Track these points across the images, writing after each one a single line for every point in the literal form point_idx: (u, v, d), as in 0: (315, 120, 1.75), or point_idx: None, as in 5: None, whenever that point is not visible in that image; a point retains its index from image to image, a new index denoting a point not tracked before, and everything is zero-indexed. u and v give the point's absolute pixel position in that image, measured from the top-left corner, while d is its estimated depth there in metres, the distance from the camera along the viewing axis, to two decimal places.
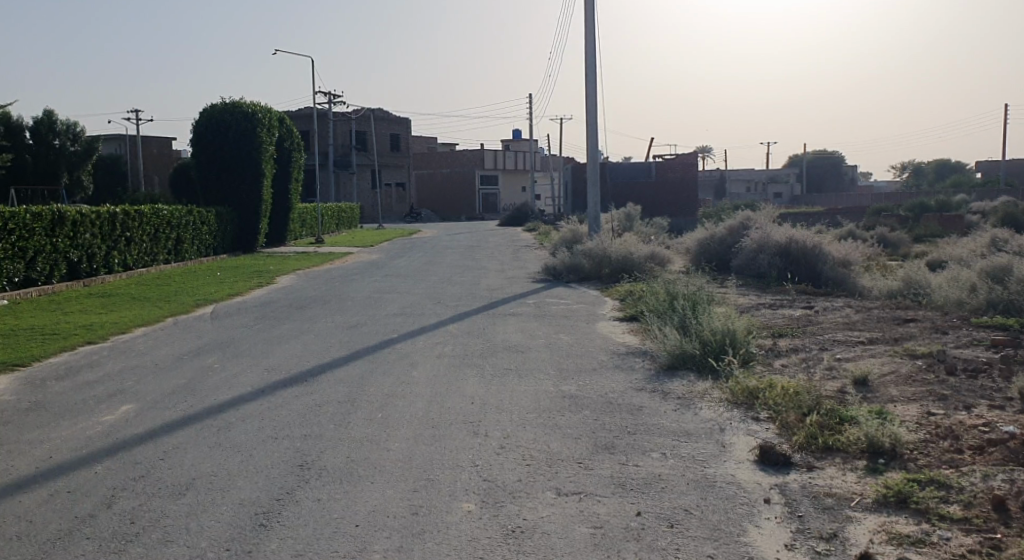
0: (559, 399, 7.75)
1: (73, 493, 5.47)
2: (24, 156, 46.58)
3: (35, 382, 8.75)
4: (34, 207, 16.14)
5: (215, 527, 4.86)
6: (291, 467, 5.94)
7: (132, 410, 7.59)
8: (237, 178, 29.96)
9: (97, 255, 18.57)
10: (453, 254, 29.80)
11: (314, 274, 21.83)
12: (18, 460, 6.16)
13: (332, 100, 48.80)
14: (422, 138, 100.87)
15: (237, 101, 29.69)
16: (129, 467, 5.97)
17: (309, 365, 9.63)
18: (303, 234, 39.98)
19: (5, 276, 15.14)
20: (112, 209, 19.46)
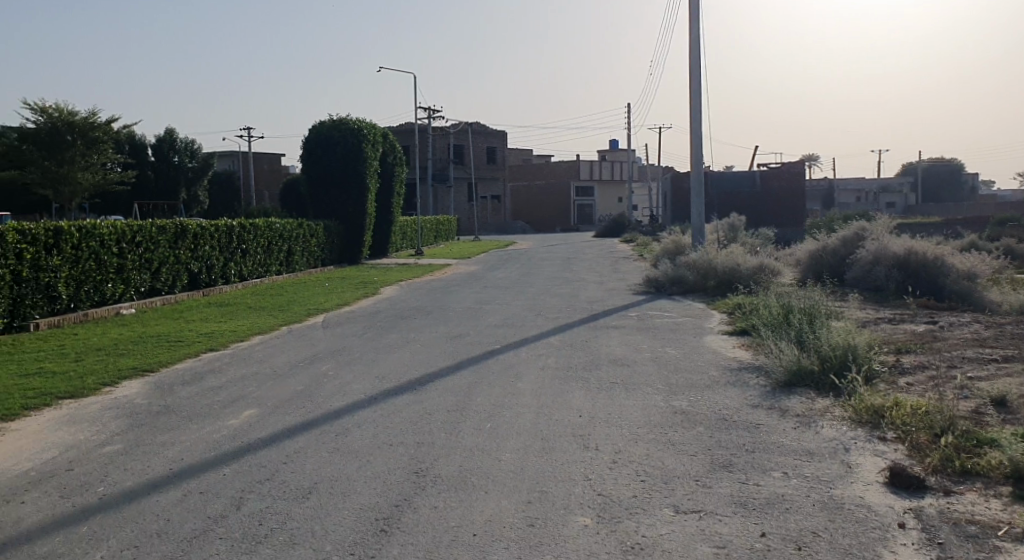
0: (671, 415, 7.61)
1: (205, 493, 5.72)
2: (147, 172, 50.21)
3: (164, 387, 9.23)
4: (158, 221, 17.08)
5: (339, 531, 4.98)
6: (406, 474, 6.03)
7: (255, 414, 7.91)
8: (345, 193, 30.88)
9: (215, 266, 19.48)
10: (552, 265, 29.85)
11: (416, 285, 22.26)
12: (155, 461, 6.49)
13: (431, 115, 49.97)
14: (517, 153, 102.08)
15: (344, 118, 30.77)
16: (255, 470, 6.20)
17: (417, 373, 9.77)
18: (403, 246, 40.87)
19: (133, 287, 16.05)
20: (229, 222, 20.39)
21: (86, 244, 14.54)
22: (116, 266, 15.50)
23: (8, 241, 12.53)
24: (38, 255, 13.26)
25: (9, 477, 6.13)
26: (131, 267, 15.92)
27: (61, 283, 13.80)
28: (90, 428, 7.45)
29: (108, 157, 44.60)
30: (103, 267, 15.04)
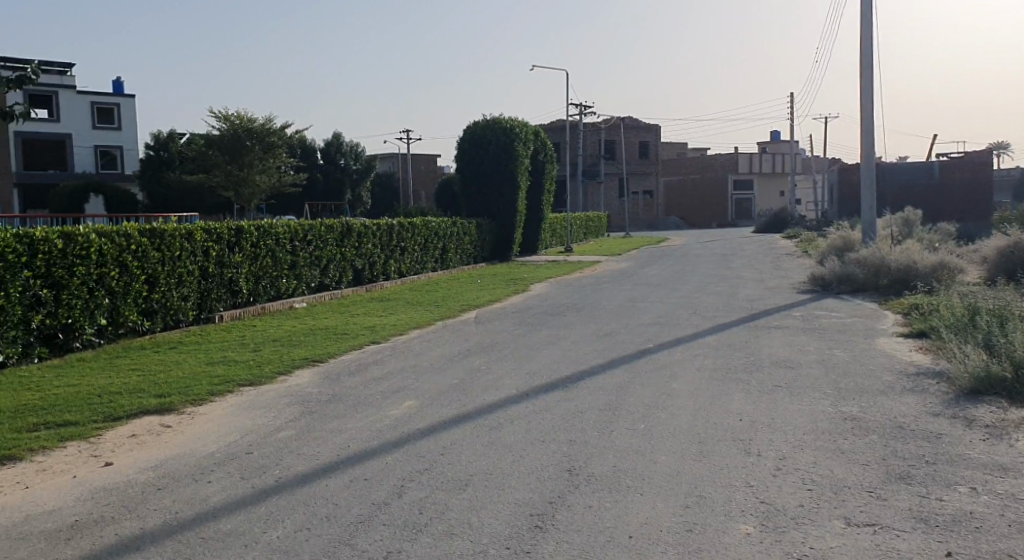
0: (840, 422, 7.16)
1: (369, 480, 5.94)
2: (315, 175, 53.30)
3: (331, 376, 9.72)
4: (326, 220, 18.05)
5: (495, 524, 5.03)
6: (561, 472, 6.02)
7: (414, 406, 8.16)
8: (497, 191, 31.43)
9: (377, 263, 20.35)
10: (707, 263, 29.05)
11: (567, 282, 22.30)
12: (324, 447, 6.84)
13: (583, 111, 49.99)
14: (671, 147, 100.25)
15: (497, 118, 31.40)
16: (415, 460, 6.38)
17: (570, 371, 9.76)
18: (554, 243, 41.10)
19: (304, 283, 17.03)
20: (390, 221, 21.25)
21: (263, 242, 15.57)
22: (289, 263, 16.50)
23: (197, 240, 13.63)
24: (222, 252, 14.32)
25: (196, 457, 6.65)
26: (302, 263, 16.91)
27: (242, 278, 14.85)
28: (266, 414, 7.96)
29: (282, 161, 47.71)
30: (278, 263, 16.05)
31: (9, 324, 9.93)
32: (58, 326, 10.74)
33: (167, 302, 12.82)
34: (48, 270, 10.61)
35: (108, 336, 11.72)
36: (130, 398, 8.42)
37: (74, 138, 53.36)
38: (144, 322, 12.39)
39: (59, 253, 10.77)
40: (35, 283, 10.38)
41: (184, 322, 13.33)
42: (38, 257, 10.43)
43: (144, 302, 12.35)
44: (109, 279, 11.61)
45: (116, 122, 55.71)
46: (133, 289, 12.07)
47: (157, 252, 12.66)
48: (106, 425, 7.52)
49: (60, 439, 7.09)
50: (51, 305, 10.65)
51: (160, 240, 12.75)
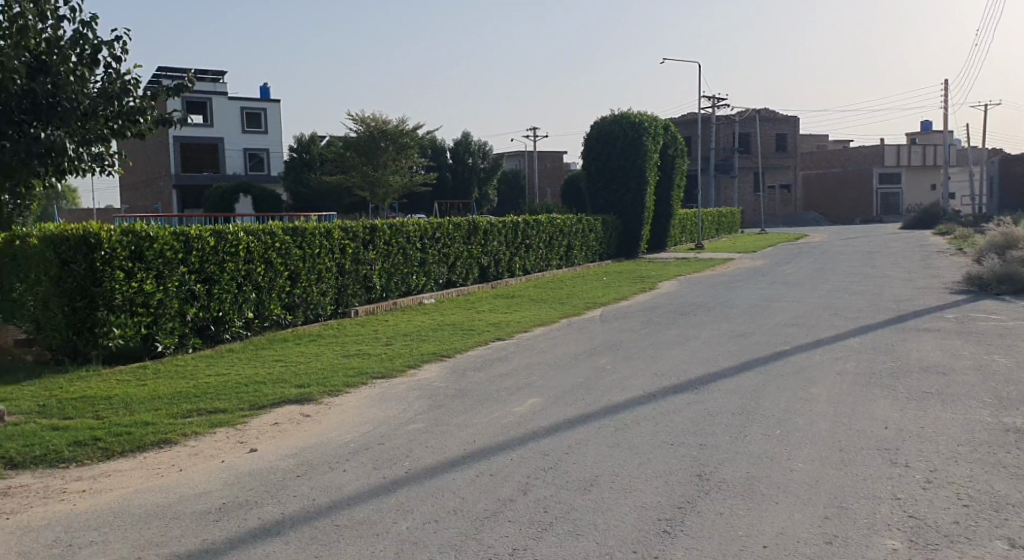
0: (999, 433, 6.59)
1: (495, 476, 5.96)
2: (445, 175, 54.52)
3: (458, 371, 9.85)
4: (454, 218, 18.36)
5: (622, 527, 4.92)
6: (690, 476, 5.83)
7: (539, 403, 8.14)
8: (625, 187, 31.04)
9: (503, 260, 20.52)
10: (848, 260, 27.61)
11: (697, 280, 21.76)
12: (451, 441, 6.92)
13: (717, 103, 48.66)
14: (810, 140, 96.07)
15: (625, 113, 30.99)
16: (540, 458, 6.35)
17: (699, 372, 9.47)
18: (684, 240, 40.23)
19: (433, 279, 17.40)
20: (515, 219, 21.38)
21: (396, 240, 16.02)
22: (420, 260, 16.90)
23: (334, 237, 14.17)
24: (357, 249, 14.84)
25: (333, 446, 6.88)
26: (431, 260, 17.28)
27: (375, 275, 15.33)
28: (395, 407, 8.14)
29: (414, 161, 49.06)
30: (409, 260, 16.48)
31: (167, 317, 10.70)
32: (210, 319, 11.43)
33: (308, 297, 13.41)
34: (201, 266, 11.32)
35: (255, 328, 12.38)
36: (273, 388, 8.83)
37: (225, 142, 56.83)
38: (286, 316, 13.00)
39: (211, 249, 11.46)
40: (189, 277, 11.10)
41: (323, 316, 13.90)
42: (192, 253, 11.15)
43: (286, 297, 12.97)
44: (255, 274, 12.26)
45: (263, 125, 58.87)
46: (277, 284, 12.69)
47: (298, 250, 13.26)
48: (252, 413, 7.92)
49: (209, 424, 7.52)
50: (204, 298, 11.35)
51: (301, 237, 13.35)
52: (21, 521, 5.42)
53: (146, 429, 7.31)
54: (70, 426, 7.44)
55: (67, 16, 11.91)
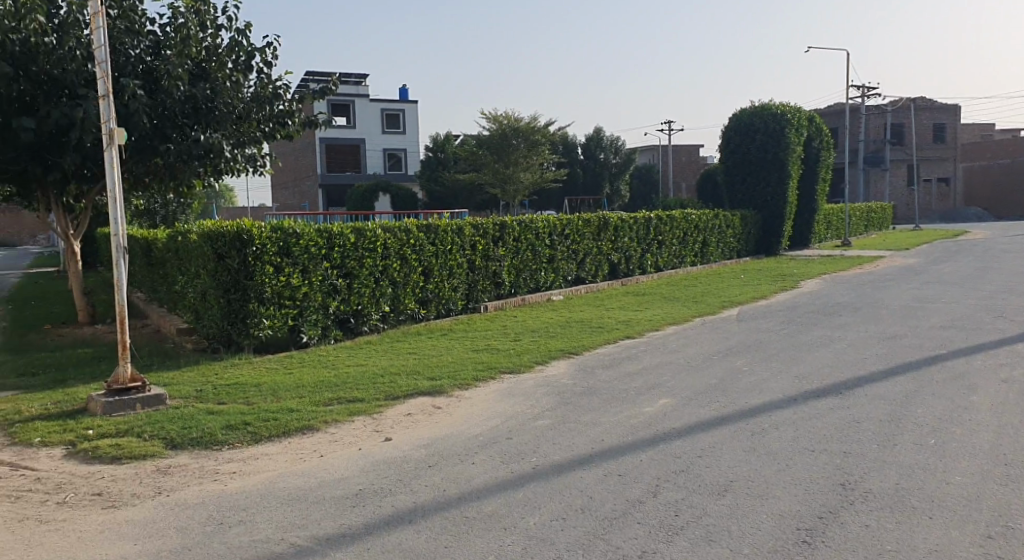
0: None
1: (624, 476, 5.85)
2: (576, 170, 54.58)
3: (587, 369, 9.77)
4: (584, 214, 18.25)
5: (758, 535, 4.71)
6: (832, 485, 5.50)
7: (670, 403, 7.93)
8: (765, 181, 29.88)
9: (634, 257, 20.22)
10: (1016, 259, 25.43)
11: (841, 278, 20.65)
12: (579, 438, 6.86)
13: (867, 93, 46.05)
14: (972, 129, 89.30)
15: (767, 104, 29.80)
16: (671, 460, 6.18)
17: (843, 376, 8.95)
18: (828, 237, 38.32)
19: (562, 276, 17.37)
20: (647, 214, 20.99)
21: (525, 236, 16.10)
22: (549, 257, 16.92)
23: (466, 234, 14.41)
24: (488, 245, 15.02)
25: (463, 438, 6.98)
26: (561, 257, 17.26)
27: (505, 271, 15.48)
28: (525, 402, 8.15)
29: (545, 158, 49.35)
30: (538, 256, 16.53)
31: (310, 309, 11.22)
32: (350, 312, 11.88)
33: (440, 292, 13.71)
34: (342, 262, 11.78)
35: (391, 322, 12.77)
36: (407, 380, 9.06)
37: (367, 142, 59.02)
38: (420, 310, 13.34)
39: (351, 246, 11.92)
40: (331, 272, 11.58)
41: (455, 311, 14.17)
42: (334, 249, 11.64)
43: (420, 292, 13.31)
44: (391, 270, 12.64)
45: (401, 126, 60.68)
46: (411, 279, 13.04)
47: (431, 246, 13.57)
48: (387, 403, 8.16)
49: (348, 413, 7.80)
50: (345, 292, 11.81)
51: (434, 234, 13.65)
52: (179, 498, 5.81)
53: (291, 416, 7.68)
54: (223, 411, 7.93)
55: (225, 25, 12.72)
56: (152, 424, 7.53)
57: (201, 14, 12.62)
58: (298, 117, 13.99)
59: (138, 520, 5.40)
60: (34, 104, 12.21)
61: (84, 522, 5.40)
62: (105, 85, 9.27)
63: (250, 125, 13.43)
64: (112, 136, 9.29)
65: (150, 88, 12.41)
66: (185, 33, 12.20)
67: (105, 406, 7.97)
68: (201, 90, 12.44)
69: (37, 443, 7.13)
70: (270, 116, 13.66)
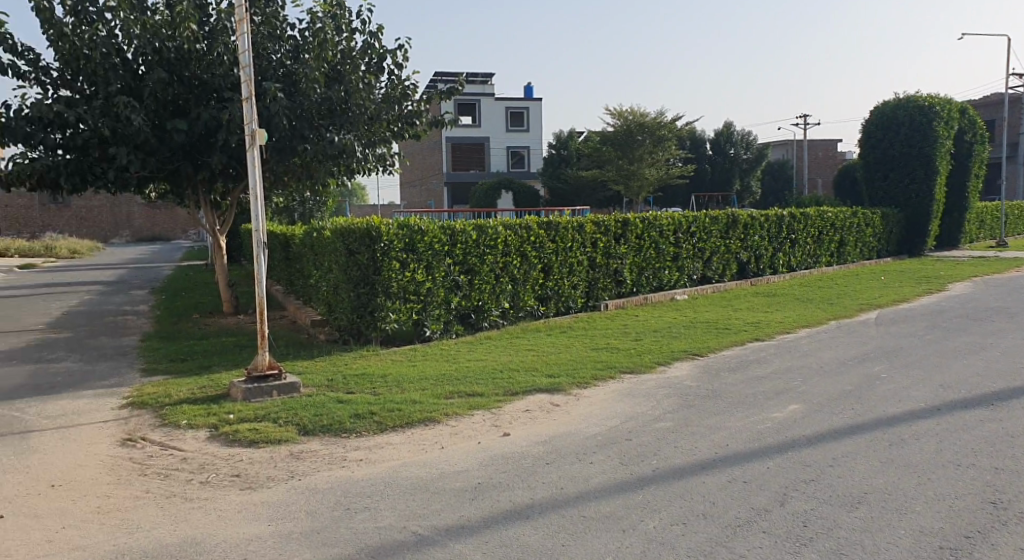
0: None
1: (749, 483, 5.63)
2: (704, 166, 53.32)
3: (711, 371, 9.48)
4: (711, 211, 17.76)
5: (894, 552, 4.42)
6: (981, 503, 5.09)
7: (800, 410, 7.58)
8: (908, 177, 28.17)
9: (764, 256, 19.49)
10: None
11: (995, 282, 19.17)
12: (702, 442, 6.66)
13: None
14: None
15: (912, 95, 28.09)
16: (800, 468, 5.90)
17: (995, 386, 8.29)
18: (980, 236, 35.75)
19: (687, 275, 16.98)
20: (779, 212, 20.18)
21: (648, 234, 15.82)
22: (672, 255, 16.57)
23: (588, 231, 14.32)
24: (609, 243, 14.86)
25: (582, 437, 6.92)
26: (686, 255, 16.87)
27: (628, 269, 15.29)
28: (646, 404, 8.00)
29: (671, 153, 48.47)
30: (661, 255, 16.21)
31: (433, 304, 11.46)
32: (471, 307, 12.05)
33: (561, 290, 13.69)
34: (465, 258, 11.96)
35: (511, 318, 12.86)
36: (526, 376, 9.08)
37: (492, 141, 59.81)
38: (540, 307, 13.36)
39: (474, 242, 12.08)
40: (454, 268, 11.78)
41: (574, 308, 14.11)
42: (457, 246, 11.83)
43: (541, 288, 13.34)
44: (512, 266, 12.73)
45: (525, 124, 61.08)
46: (531, 277, 13.09)
47: (552, 243, 13.56)
48: (506, 398, 8.21)
49: (468, 407, 7.90)
50: (467, 288, 11.99)
51: (556, 231, 13.63)
52: (309, 482, 6.05)
53: (413, 408, 7.85)
54: (350, 400, 8.21)
55: (359, 28, 13.18)
56: (285, 411, 7.90)
57: (337, 19, 13.13)
58: (426, 116, 14.32)
59: (271, 502, 5.66)
60: (186, 108, 13.08)
61: (224, 501, 5.71)
62: (249, 88, 9.78)
63: (380, 125, 13.85)
64: (253, 136, 9.78)
65: (290, 91, 13.03)
66: (322, 37, 12.74)
67: (245, 392, 8.42)
68: (336, 92, 12.95)
69: (183, 425, 7.61)
70: (399, 116, 14.04)
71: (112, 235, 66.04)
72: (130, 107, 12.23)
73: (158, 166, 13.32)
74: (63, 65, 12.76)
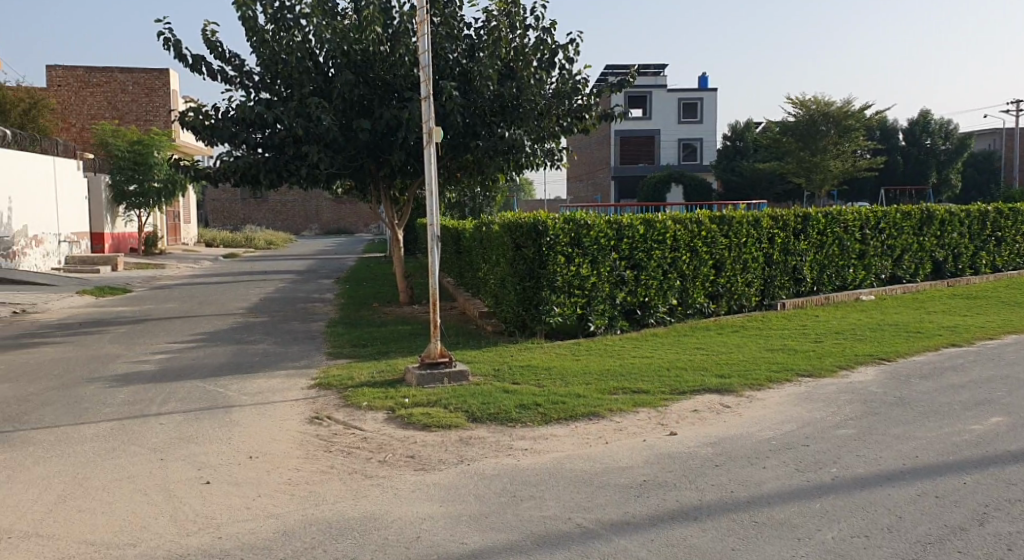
0: None
1: (943, 498, 5.20)
2: (895, 158, 50.09)
3: (899, 378, 8.83)
4: (903, 206, 16.52)
5: None
6: None
7: (1003, 423, 6.90)
8: None
9: (964, 255, 17.91)
10: None
11: None
12: (888, 452, 6.22)
13: None
14: None
15: None
16: (1003, 486, 5.37)
17: None
18: None
19: (874, 274, 15.90)
20: (984, 207, 18.43)
21: (831, 230, 14.96)
22: (858, 252, 15.58)
23: (763, 227, 13.74)
24: (787, 238, 14.20)
25: (754, 441, 6.65)
26: (872, 253, 15.81)
27: (807, 267, 14.54)
28: (825, 409, 7.57)
29: (858, 144, 45.59)
30: (845, 252, 15.28)
31: (598, 299, 11.44)
32: (638, 303, 11.92)
33: (734, 287, 13.24)
34: (631, 253, 11.83)
35: (679, 315, 12.58)
36: (695, 375, 8.85)
37: (662, 133, 58.74)
38: (710, 305, 13.00)
39: (641, 237, 11.91)
40: (620, 263, 11.69)
41: (748, 307, 13.60)
42: (623, 241, 11.72)
43: (711, 285, 12.97)
44: (681, 262, 12.45)
45: (698, 116, 59.07)
46: (701, 273, 12.74)
47: (725, 239, 13.13)
48: (673, 397, 8.04)
49: (634, 403, 7.82)
50: (633, 284, 11.86)
51: (728, 226, 13.17)
52: (477, 468, 6.22)
53: (578, 401, 7.87)
54: (516, 390, 8.37)
55: (532, 25, 13.34)
56: (455, 397, 8.16)
57: (511, 16, 13.37)
58: (595, 111, 14.28)
59: (442, 484, 5.86)
60: (370, 107, 13.81)
61: (399, 480, 5.99)
62: (427, 88, 10.14)
63: (550, 121, 13.97)
64: (431, 133, 10.14)
65: (464, 89, 13.43)
66: (496, 35, 13.04)
67: (419, 378, 8.77)
68: (508, 89, 13.20)
69: (364, 406, 8.05)
70: (569, 111, 14.09)
71: (304, 227, 70.92)
72: (321, 107, 13.07)
73: (345, 163, 14.12)
74: (264, 69, 13.85)
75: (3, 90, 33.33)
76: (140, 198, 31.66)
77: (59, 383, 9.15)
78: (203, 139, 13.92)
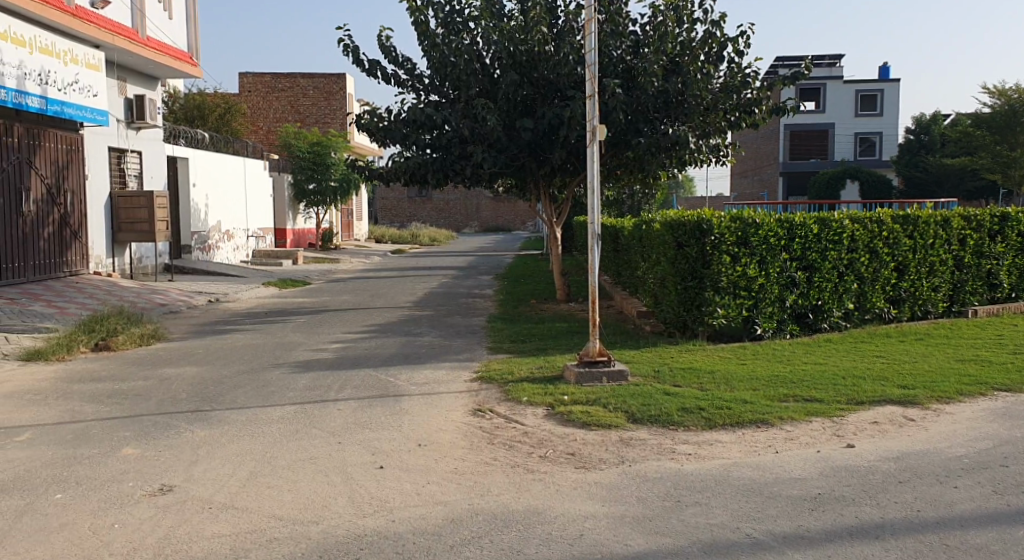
0: None
1: None
2: None
3: None
4: None
5: None
6: None
7: None
8: None
9: None
10: None
11: None
12: None
13: None
14: None
15: None
16: None
17: None
18: None
19: None
20: None
21: None
22: None
23: (953, 227, 12.70)
24: (981, 240, 13.06)
25: (942, 457, 6.17)
26: None
27: (1003, 272, 13.32)
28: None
29: None
30: None
31: (767, 301, 11.00)
32: (810, 307, 11.35)
33: (917, 292, 12.34)
34: (803, 254, 11.28)
35: (855, 320, 11.89)
36: (874, 385, 8.32)
37: (837, 127, 55.79)
38: (890, 310, 12.19)
39: (814, 237, 11.34)
40: (791, 264, 11.17)
41: (934, 314, 12.63)
42: (795, 241, 11.20)
43: (892, 289, 12.15)
44: (858, 264, 11.74)
45: (878, 108, 55.87)
46: (882, 276, 11.96)
47: (909, 240, 12.25)
48: (848, 408, 7.59)
49: (806, 412, 7.46)
50: (805, 286, 11.31)
51: (914, 226, 12.28)
52: (639, 470, 6.15)
53: (744, 407, 7.60)
54: (679, 393, 8.20)
55: (700, 18, 13.03)
56: (616, 397, 8.12)
57: (679, 10, 13.12)
58: (766, 105, 13.71)
59: (605, 483, 5.85)
60: (534, 107, 13.98)
61: (561, 477, 6.03)
62: (592, 86, 10.13)
63: (717, 116, 13.57)
64: (594, 131, 10.11)
65: (628, 86, 13.35)
66: (663, 30, 12.83)
67: (577, 376, 8.79)
68: (673, 84, 12.93)
69: (524, 401, 8.16)
70: (737, 106, 13.61)
71: (464, 225, 72.95)
72: (486, 108, 13.41)
73: (508, 162, 14.37)
74: (433, 72, 14.36)
75: (201, 96, 36.45)
76: (318, 196, 33.76)
77: (248, 367, 9.90)
78: (378, 140, 14.65)
